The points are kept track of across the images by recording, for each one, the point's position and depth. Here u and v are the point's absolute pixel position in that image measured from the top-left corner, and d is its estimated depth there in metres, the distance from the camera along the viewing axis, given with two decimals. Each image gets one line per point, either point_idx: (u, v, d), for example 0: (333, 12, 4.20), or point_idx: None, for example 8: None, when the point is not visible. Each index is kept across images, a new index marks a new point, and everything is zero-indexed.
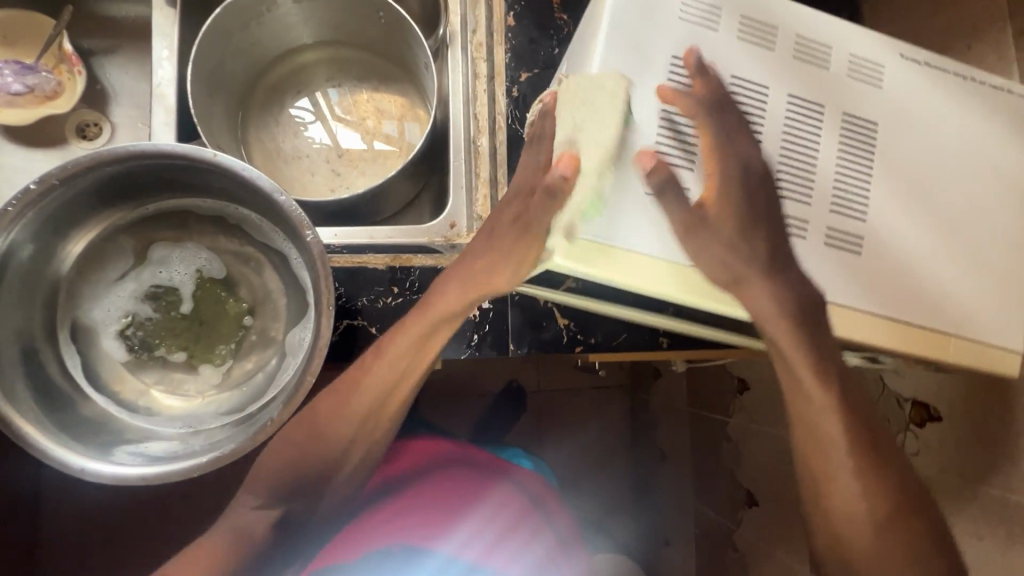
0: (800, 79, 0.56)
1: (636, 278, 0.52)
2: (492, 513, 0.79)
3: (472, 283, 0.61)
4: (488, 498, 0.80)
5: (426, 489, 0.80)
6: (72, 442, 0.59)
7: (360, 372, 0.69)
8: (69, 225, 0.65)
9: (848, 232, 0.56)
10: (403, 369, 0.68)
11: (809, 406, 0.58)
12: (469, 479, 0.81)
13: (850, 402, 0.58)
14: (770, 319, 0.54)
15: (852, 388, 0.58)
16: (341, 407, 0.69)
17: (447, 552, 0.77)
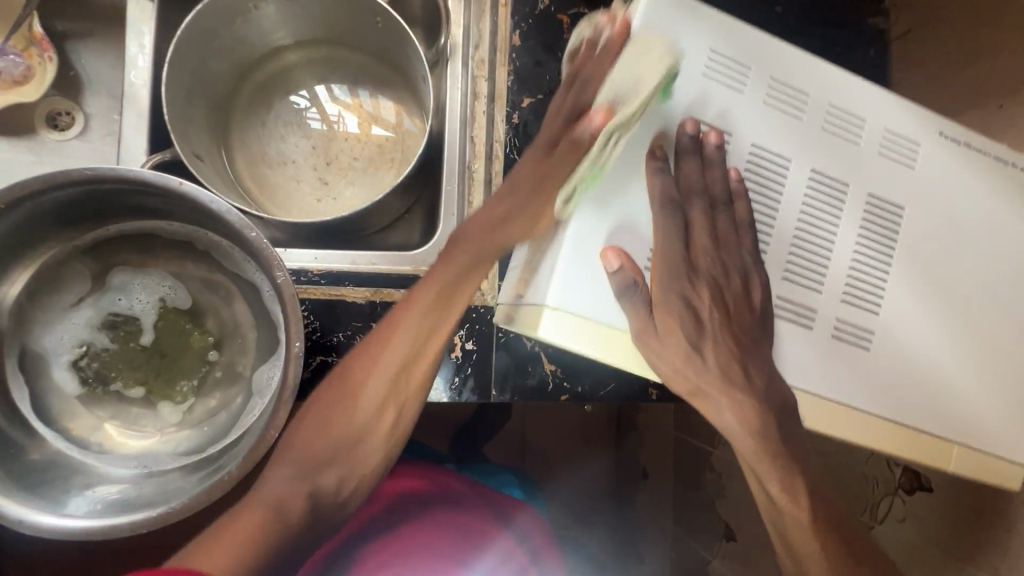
0: (826, 152, 0.51)
1: (618, 358, 0.47)
2: (501, 556, 0.77)
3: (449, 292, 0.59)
4: (495, 541, 0.78)
5: (430, 525, 0.78)
6: (12, 489, 0.55)
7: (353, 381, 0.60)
8: (17, 248, 0.60)
9: (859, 325, 0.51)
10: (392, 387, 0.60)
11: (778, 517, 0.51)
12: (476, 520, 0.79)
13: (826, 515, 0.51)
14: (735, 425, 0.48)
15: (824, 498, 0.51)
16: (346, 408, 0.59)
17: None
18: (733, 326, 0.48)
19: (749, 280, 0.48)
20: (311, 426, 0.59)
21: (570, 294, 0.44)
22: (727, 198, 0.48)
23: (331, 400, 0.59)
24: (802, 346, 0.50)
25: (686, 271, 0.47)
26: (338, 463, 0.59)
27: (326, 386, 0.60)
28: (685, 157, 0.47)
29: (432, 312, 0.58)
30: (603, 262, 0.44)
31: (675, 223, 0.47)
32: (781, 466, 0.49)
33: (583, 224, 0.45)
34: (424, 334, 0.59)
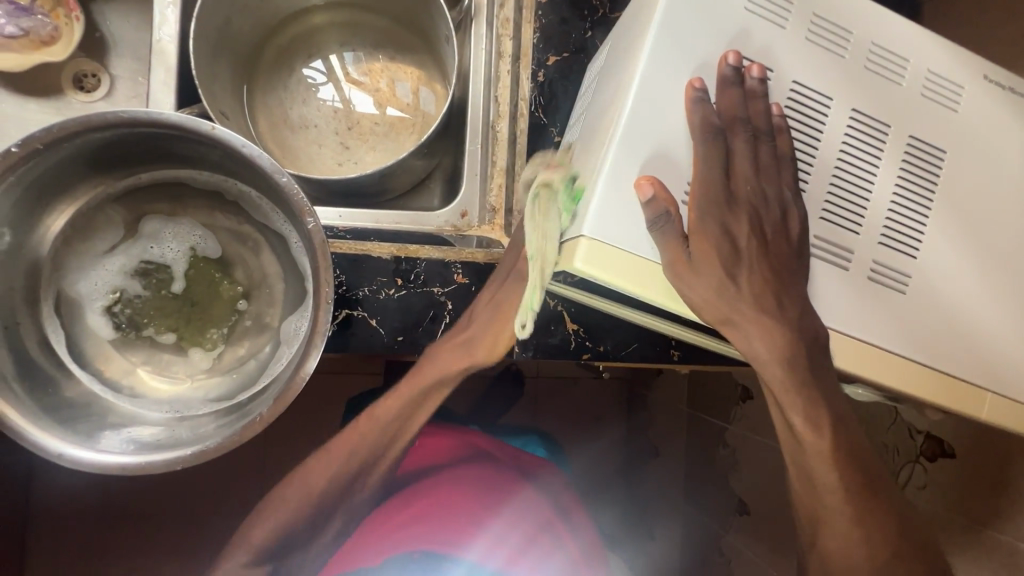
0: (867, 93, 0.50)
1: (651, 291, 0.47)
2: (526, 505, 0.79)
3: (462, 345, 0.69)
4: (521, 491, 0.80)
5: (451, 480, 0.79)
6: (50, 424, 0.56)
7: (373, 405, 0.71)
8: (54, 192, 0.61)
9: (895, 268, 0.50)
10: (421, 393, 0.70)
11: (798, 451, 0.51)
12: (493, 478, 0.81)
13: (848, 453, 0.50)
14: (764, 357, 0.48)
15: (850, 437, 0.50)
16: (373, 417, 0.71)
17: (470, 559, 0.73)
18: (771, 257, 0.47)
19: (789, 213, 0.48)
20: (331, 454, 0.69)
21: (607, 224, 0.45)
22: (770, 131, 0.48)
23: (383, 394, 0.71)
24: (836, 286, 0.50)
25: (726, 200, 0.47)
26: (336, 500, 0.69)
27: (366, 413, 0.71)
28: (727, 88, 0.47)
29: (428, 390, 0.70)
30: (637, 190, 0.45)
31: (712, 157, 0.47)
32: (806, 397, 0.48)
33: (621, 155, 0.45)
34: (419, 399, 0.70)
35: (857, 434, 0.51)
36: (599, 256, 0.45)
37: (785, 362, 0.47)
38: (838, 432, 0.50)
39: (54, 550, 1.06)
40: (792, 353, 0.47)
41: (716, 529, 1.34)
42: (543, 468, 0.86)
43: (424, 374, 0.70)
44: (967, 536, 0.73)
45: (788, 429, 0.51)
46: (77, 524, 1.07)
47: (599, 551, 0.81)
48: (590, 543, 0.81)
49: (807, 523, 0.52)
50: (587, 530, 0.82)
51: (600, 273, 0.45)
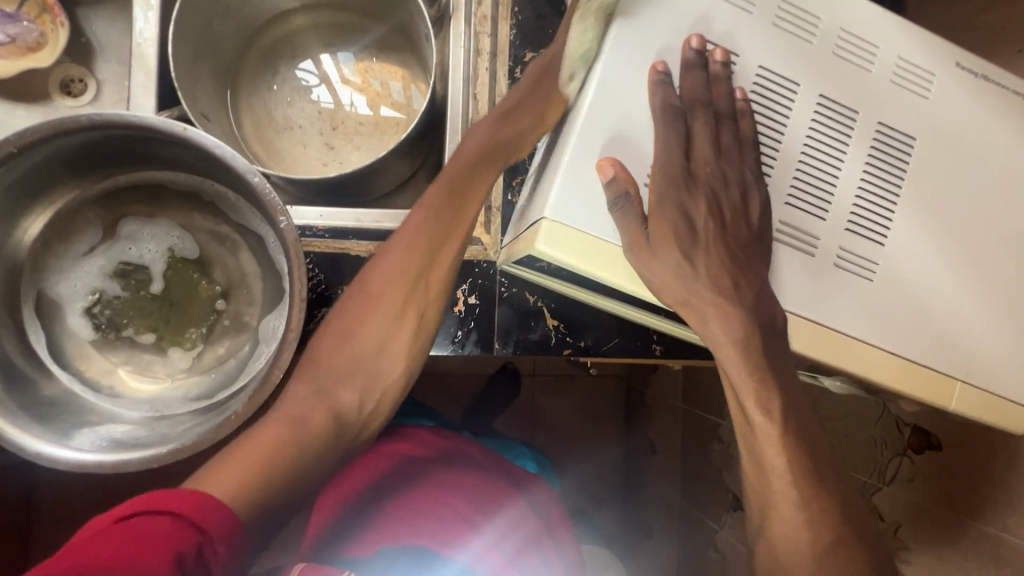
0: (834, 78, 0.50)
1: (614, 274, 0.47)
2: (518, 517, 0.76)
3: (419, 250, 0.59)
4: (514, 503, 0.78)
5: (443, 485, 0.76)
6: (26, 425, 0.56)
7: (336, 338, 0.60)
8: (30, 196, 0.62)
9: (861, 255, 0.50)
10: (396, 309, 0.60)
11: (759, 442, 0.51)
12: (485, 484, 0.78)
13: (799, 439, 0.49)
14: (722, 341, 0.48)
15: (801, 423, 0.50)
16: (339, 356, 0.59)
17: (462, 563, 0.71)
18: (730, 243, 0.47)
19: (750, 195, 0.48)
20: (326, 357, 0.59)
21: (567, 206, 0.45)
22: (732, 114, 0.48)
23: (347, 320, 0.60)
24: (800, 272, 0.49)
25: (686, 183, 0.47)
26: (372, 356, 0.59)
27: (348, 292, 0.61)
28: (690, 70, 0.47)
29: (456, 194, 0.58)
30: (598, 172, 0.45)
31: (672, 143, 0.46)
32: (758, 380, 0.48)
33: (580, 139, 0.45)
34: (460, 193, 0.58)
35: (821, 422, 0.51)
36: (575, 245, 0.46)
37: (746, 350, 0.47)
38: (790, 417, 0.49)
39: (52, 549, 1.08)
40: (752, 341, 0.47)
41: (711, 525, 1.34)
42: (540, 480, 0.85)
43: (421, 221, 0.59)
44: (953, 529, 0.73)
45: (739, 412, 0.50)
46: (75, 523, 1.09)
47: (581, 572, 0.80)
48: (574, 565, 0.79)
49: None
50: (572, 551, 0.80)
51: (559, 253, 0.45)
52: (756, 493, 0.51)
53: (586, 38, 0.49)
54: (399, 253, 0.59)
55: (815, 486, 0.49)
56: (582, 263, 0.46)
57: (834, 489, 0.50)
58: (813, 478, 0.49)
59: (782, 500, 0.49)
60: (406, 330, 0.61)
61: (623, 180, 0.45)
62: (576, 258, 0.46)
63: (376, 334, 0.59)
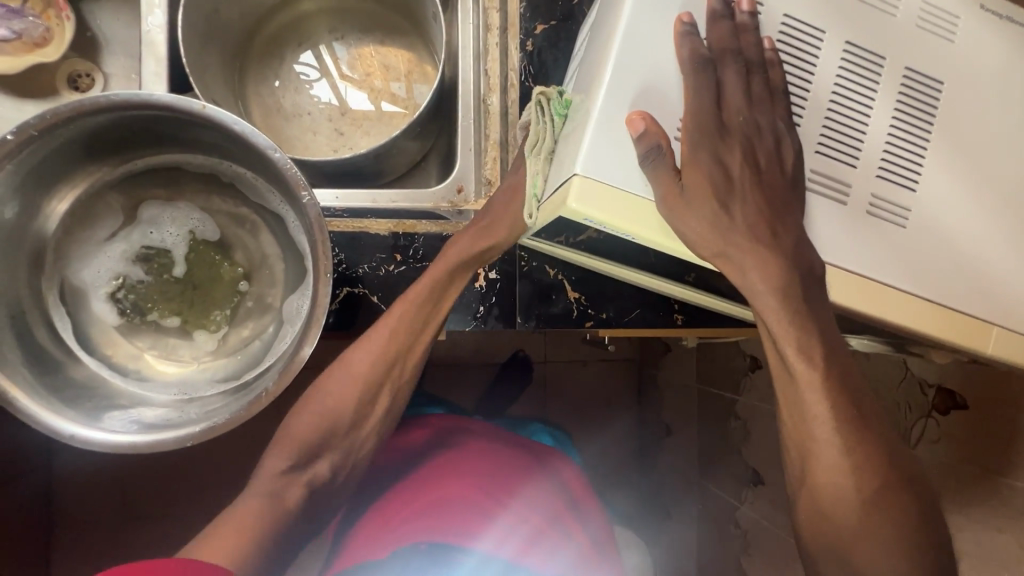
0: (860, 25, 0.50)
1: (649, 229, 0.46)
2: (538, 497, 0.79)
3: (422, 304, 0.70)
4: (533, 483, 0.80)
5: (464, 471, 0.78)
6: (60, 407, 0.56)
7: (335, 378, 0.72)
8: (51, 180, 0.62)
9: (894, 201, 0.50)
10: (394, 353, 0.71)
11: (794, 395, 0.50)
12: (505, 466, 0.81)
13: (840, 385, 0.49)
14: (759, 291, 0.47)
15: (842, 370, 0.49)
16: (335, 399, 0.71)
17: (480, 551, 0.72)
18: (766, 191, 0.47)
19: (782, 142, 0.47)
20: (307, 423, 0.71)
21: (598, 162, 0.45)
22: (761, 63, 0.47)
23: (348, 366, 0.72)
24: (833, 220, 0.49)
25: (718, 131, 0.46)
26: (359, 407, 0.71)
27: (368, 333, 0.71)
28: (717, 21, 0.47)
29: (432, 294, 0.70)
30: (629, 127, 0.44)
31: (705, 91, 0.46)
32: (799, 328, 0.48)
33: (610, 90, 0.45)
34: (433, 302, 0.71)
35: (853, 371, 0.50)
36: (608, 202, 0.45)
37: (779, 299, 0.47)
38: (833, 364, 0.49)
39: (78, 545, 1.08)
40: (788, 290, 0.46)
41: (730, 502, 1.33)
42: (553, 455, 0.87)
43: (407, 300, 0.70)
44: (982, 485, 0.73)
45: (780, 362, 0.50)
46: (100, 518, 1.09)
47: (612, 540, 0.82)
48: (604, 538, 0.81)
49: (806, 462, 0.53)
50: (599, 520, 0.82)
51: (592, 209, 0.45)
52: (798, 441, 0.52)
53: (537, 181, 0.54)
54: (409, 308, 0.70)
55: (857, 429, 0.50)
56: (615, 220, 0.45)
57: (877, 431, 0.51)
58: (856, 423, 0.50)
59: (824, 448, 0.50)
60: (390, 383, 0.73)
61: (650, 136, 0.44)
62: (609, 214, 0.45)
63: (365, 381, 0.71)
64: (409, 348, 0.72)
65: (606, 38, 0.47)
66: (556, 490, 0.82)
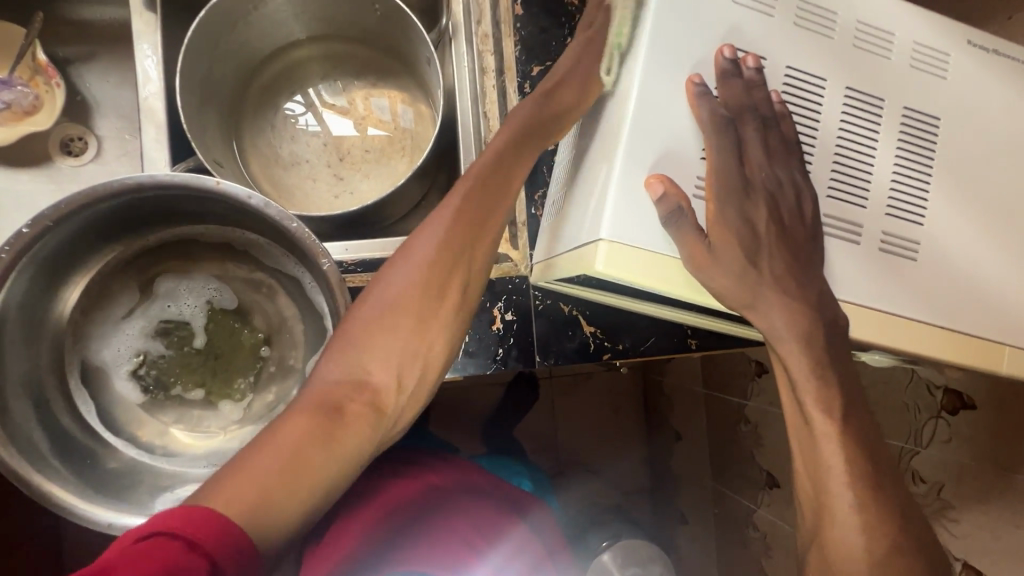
0: (860, 70, 0.52)
1: (675, 286, 0.48)
2: (524, 542, 0.77)
3: (487, 180, 0.55)
4: (518, 530, 0.77)
5: (447, 523, 0.74)
6: (94, 496, 0.56)
7: (396, 260, 0.54)
8: (67, 266, 0.62)
9: (905, 237, 0.52)
10: (474, 220, 0.54)
11: (809, 437, 0.50)
12: (489, 516, 0.76)
13: (858, 434, 0.50)
14: (784, 337, 0.49)
15: (859, 418, 0.50)
16: (393, 302, 0.52)
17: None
18: (787, 240, 0.48)
19: (799, 192, 0.49)
20: (360, 329, 0.51)
21: (623, 227, 0.46)
22: (773, 117, 0.49)
23: (406, 259, 0.53)
24: (849, 260, 0.51)
25: (738, 186, 0.48)
26: (426, 310, 0.52)
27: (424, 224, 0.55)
28: (729, 78, 0.48)
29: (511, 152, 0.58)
30: (649, 190, 0.46)
31: (721, 149, 0.47)
32: (818, 377, 0.49)
33: (629, 156, 0.46)
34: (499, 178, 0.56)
35: (867, 411, 0.51)
36: (634, 263, 0.47)
37: (795, 349, 0.49)
38: (857, 402, 0.50)
39: None
40: (810, 337, 0.48)
41: (747, 506, 1.31)
42: (535, 508, 0.82)
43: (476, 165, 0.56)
44: (997, 483, 0.75)
45: (798, 410, 0.51)
46: None
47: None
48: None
49: None
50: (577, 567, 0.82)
51: (620, 272, 0.47)
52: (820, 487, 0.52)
53: (619, 31, 0.51)
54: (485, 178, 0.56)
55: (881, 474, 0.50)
56: (641, 279, 0.47)
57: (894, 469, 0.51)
58: (875, 474, 0.49)
59: (840, 503, 0.48)
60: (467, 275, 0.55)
61: (669, 196, 0.45)
62: (636, 275, 0.47)
63: (432, 264, 0.52)
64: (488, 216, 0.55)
65: (622, 102, 0.48)
66: (541, 539, 0.79)
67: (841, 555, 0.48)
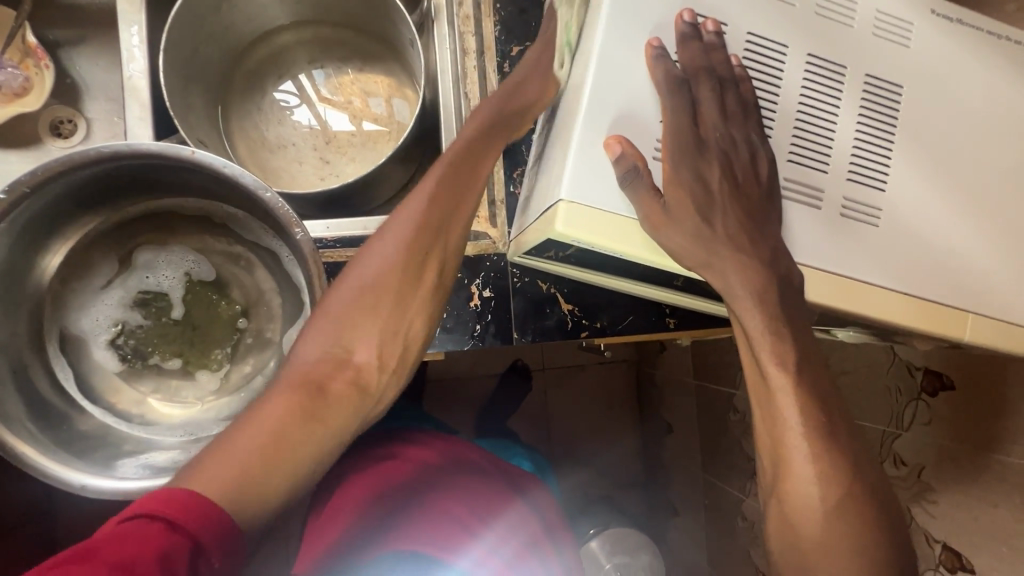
0: (821, 37, 0.52)
1: (633, 246, 0.48)
2: (523, 515, 0.77)
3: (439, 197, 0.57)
4: (518, 502, 0.78)
5: (454, 492, 0.76)
6: (68, 458, 0.57)
7: (353, 267, 0.56)
8: (45, 234, 0.63)
9: (866, 203, 0.52)
10: (434, 223, 0.57)
11: (766, 394, 0.51)
12: (490, 486, 0.78)
13: (817, 393, 0.50)
14: (745, 299, 0.49)
15: (815, 375, 0.50)
16: (353, 316, 0.54)
17: (462, 566, 0.73)
18: (744, 202, 0.49)
19: (758, 155, 0.49)
20: (328, 325, 0.54)
21: (581, 187, 0.47)
22: (733, 79, 0.50)
23: (366, 264, 0.56)
24: (810, 225, 0.51)
25: (695, 147, 0.48)
26: (386, 310, 0.55)
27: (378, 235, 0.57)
28: (688, 42, 0.49)
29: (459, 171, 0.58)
30: (608, 150, 0.47)
31: (679, 111, 0.48)
32: (777, 337, 0.49)
33: (587, 118, 0.47)
34: (458, 182, 0.58)
35: (826, 373, 0.51)
36: (595, 224, 0.47)
37: (750, 310, 0.49)
38: (816, 365, 0.51)
39: None
40: (768, 298, 0.48)
41: (736, 495, 1.31)
42: (534, 483, 0.85)
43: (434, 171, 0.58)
44: (974, 463, 0.74)
45: (756, 370, 0.51)
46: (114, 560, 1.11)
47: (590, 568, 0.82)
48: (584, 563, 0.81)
49: None
50: (574, 550, 0.81)
51: (578, 232, 0.47)
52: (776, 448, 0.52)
53: (570, 29, 0.57)
54: (436, 185, 0.57)
55: (837, 435, 0.50)
56: (602, 240, 0.48)
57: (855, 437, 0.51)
58: (830, 433, 0.50)
59: (801, 463, 0.49)
60: (426, 292, 0.58)
61: (624, 155, 0.46)
62: (598, 235, 0.48)
63: (398, 273, 0.55)
64: (448, 218, 0.58)
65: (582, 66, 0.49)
66: (541, 516, 0.79)
67: (799, 507, 0.49)
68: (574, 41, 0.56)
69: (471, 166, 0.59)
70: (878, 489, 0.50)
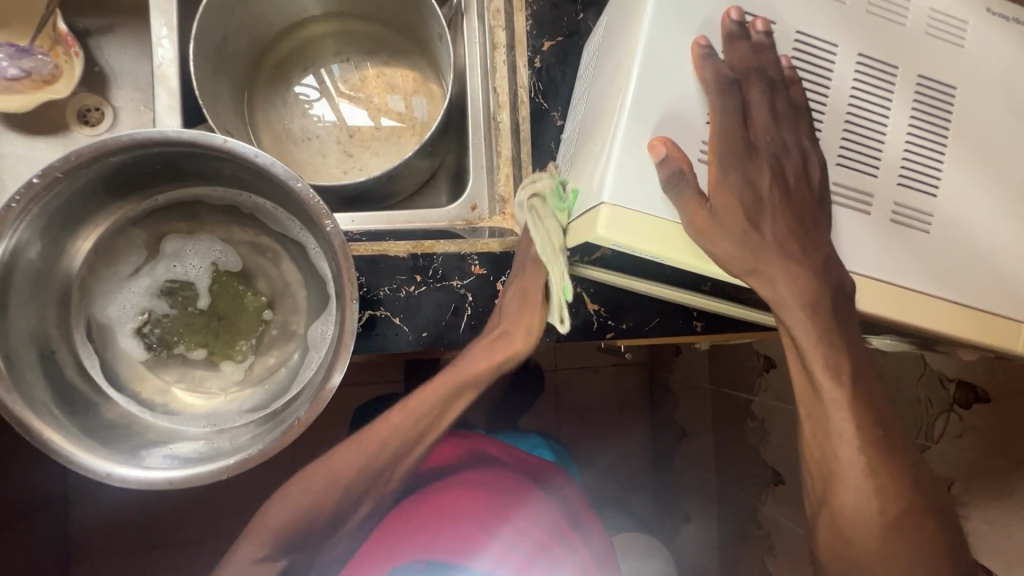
0: (874, 36, 0.50)
1: (676, 249, 0.47)
2: (543, 508, 0.77)
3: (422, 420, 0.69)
4: (537, 496, 0.78)
5: (471, 485, 0.77)
6: (94, 445, 0.57)
7: (327, 459, 0.69)
8: (76, 220, 0.63)
9: (917, 209, 0.50)
10: (400, 446, 0.68)
11: (815, 401, 0.50)
12: (509, 481, 0.79)
13: (867, 401, 0.49)
14: (790, 305, 0.48)
15: (869, 386, 0.50)
16: (318, 487, 0.67)
17: (479, 569, 0.68)
18: (792, 205, 0.47)
19: (808, 159, 0.48)
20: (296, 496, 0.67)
21: (625, 189, 0.46)
22: (783, 81, 0.48)
23: (344, 452, 0.68)
24: (859, 230, 0.50)
25: (745, 149, 0.47)
26: (330, 517, 0.67)
27: (362, 434, 0.69)
28: (736, 41, 0.47)
29: (444, 402, 0.70)
30: (650, 152, 0.45)
31: (728, 111, 0.46)
32: (825, 346, 0.48)
33: (633, 115, 0.45)
34: (437, 411, 0.70)
35: (874, 383, 0.50)
36: (639, 229, 0.46)
37: (797, 317, 0.48)
38: (862, 375, 0.49)
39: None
40: (816, 306, 0.47)
41: (752, 503, 1.29)
42: (554, 480, 0.85)
43: (427, 395, 0.70)
44: (1011, 479, 0.71)
45: (807, 379, 0.50)
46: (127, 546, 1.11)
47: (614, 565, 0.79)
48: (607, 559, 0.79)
49: (825, 476, 0.50)
50: (599, 544, 0.80)
51: (621, 235, 0.46)
52: (819, 456, 0.51)
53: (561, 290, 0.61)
54: (416, 414, 0.69)
55: (884, 443, 0.49)
56: (648, 245, 0.46)
57: (898, 447, 0.49)
58: (881, 440, 0.49)
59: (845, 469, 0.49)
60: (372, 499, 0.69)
61: (668, 161, 0.45)
62: (641, 241, 0.46)
63: (358, 474, 0.67)
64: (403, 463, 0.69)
65: (626, 64, 0.47)
66: (561, 511, 0.79)
67: (848, 514, 0.49)
68: (616, 35, 0.54)
69: (441, 407, 0.70)
70: (930, 499, 0.49)
